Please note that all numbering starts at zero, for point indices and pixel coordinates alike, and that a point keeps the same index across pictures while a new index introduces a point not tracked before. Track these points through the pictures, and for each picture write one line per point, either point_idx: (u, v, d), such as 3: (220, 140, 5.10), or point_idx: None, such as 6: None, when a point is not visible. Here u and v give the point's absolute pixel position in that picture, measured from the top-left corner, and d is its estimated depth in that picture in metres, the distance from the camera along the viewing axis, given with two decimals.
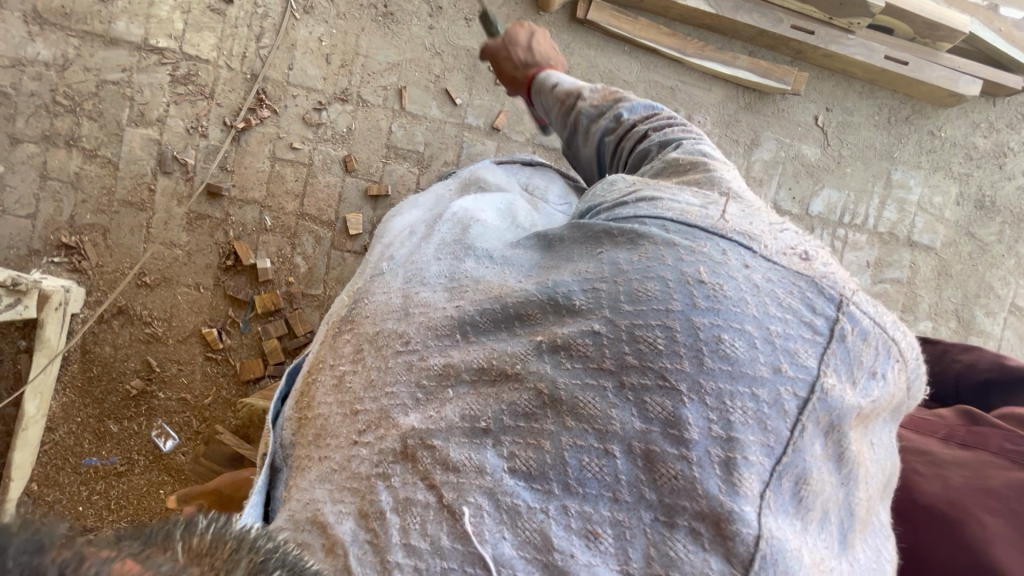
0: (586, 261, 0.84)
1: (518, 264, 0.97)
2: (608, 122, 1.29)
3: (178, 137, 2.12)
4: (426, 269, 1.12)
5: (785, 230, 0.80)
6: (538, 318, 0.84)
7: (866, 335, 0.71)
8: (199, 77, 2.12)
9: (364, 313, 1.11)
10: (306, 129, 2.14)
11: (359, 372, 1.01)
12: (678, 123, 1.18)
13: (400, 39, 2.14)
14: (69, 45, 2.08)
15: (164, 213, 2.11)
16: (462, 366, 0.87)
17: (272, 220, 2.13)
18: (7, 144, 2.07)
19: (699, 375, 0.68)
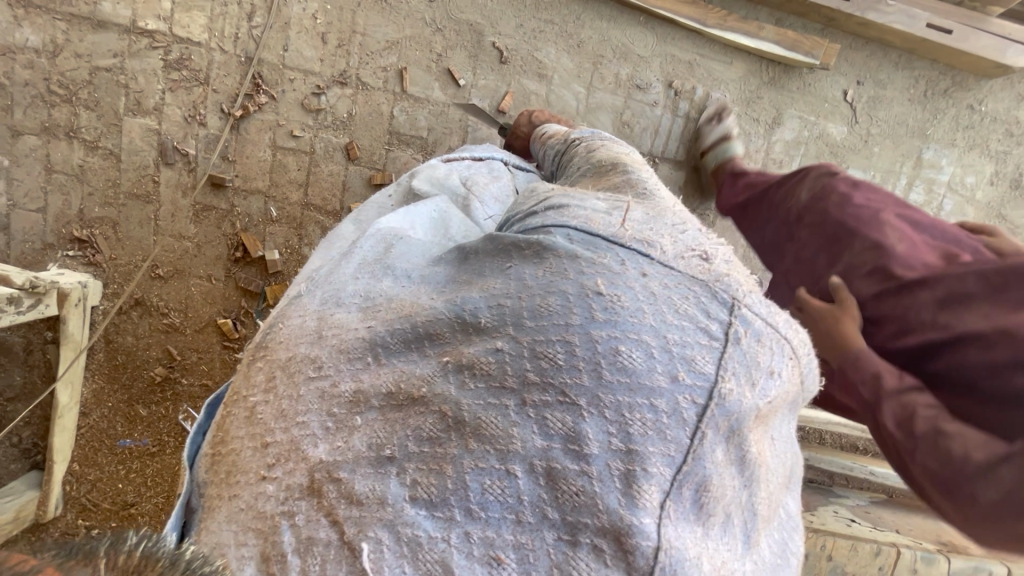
0: (494, 277, 0.78)
1: (434, 282, 0.87)
2: (557, 145, 1.44)
3: (176, 126, 2.07)
4: (341, 279, 0.95)
5: (685, 231, 0.77)
6: (446, 337, 0.76)
7: (758, 336, 0.67)
8: (192, 61, 2.03)
9: (272, 338, 0.91)
10: (303, 113, 2.06)
11: (269, 401, 0.84)
12: (612, 141, 1.28)
13: (398, 14, 2.01)
14: (58, 29, 1.99)
15: (170, 205, 2.11)
16: (371, 392, 0.77)
17: (280, 211, 2.12)
18: (8, 137, 2.04)
19: (598, 389, 0.64)
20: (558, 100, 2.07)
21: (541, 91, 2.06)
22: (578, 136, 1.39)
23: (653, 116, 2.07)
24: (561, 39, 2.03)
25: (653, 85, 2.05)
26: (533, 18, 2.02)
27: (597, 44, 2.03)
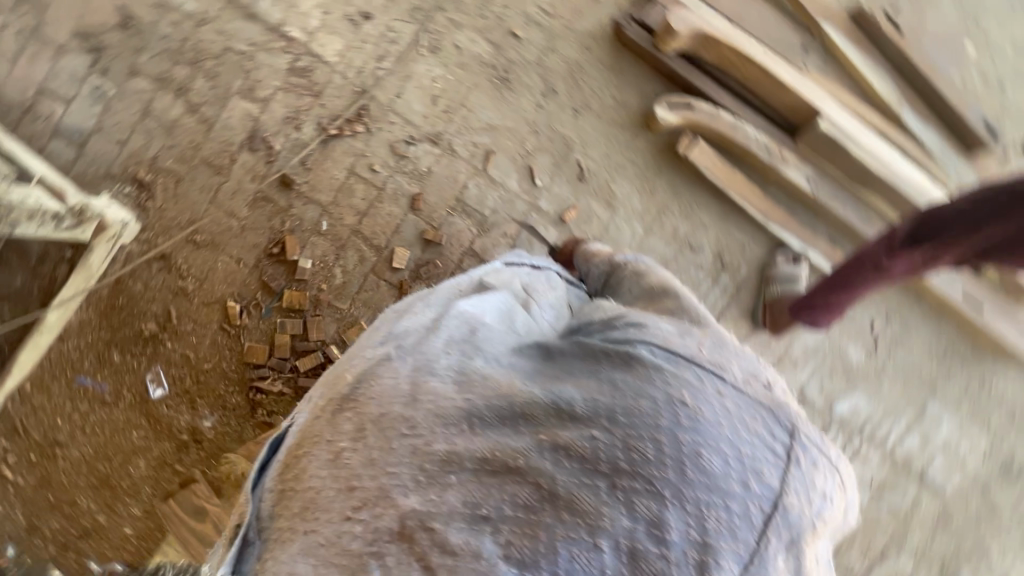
0: (584, 376, 0.86)
1: (523, 368, 0.92)
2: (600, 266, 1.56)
3: (274, 121, 2.21)
4: (430, 349, 0.95)
5: (748, 358, 0.88)
6: (540, 418, 0.82)
7: (814, 461, 0.77)
8: (314, 74, 2.21)
9: (346, 381, 0.97)
10: (389, 152, 2.21)
11: (345, 441, 0.89)
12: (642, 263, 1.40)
13: (507, 106, 2.20)
14: (214, 6, 2.21)
15: (236, 184, 2.21)
16: (465, 455, 0.81)
17: (330, 228, 2.21)
18: (125, 74, 2.19)
19: (680, 484, 0.73)
20: (615, 230, 2.19)
21: (603, 217, 2.19)
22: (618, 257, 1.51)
23: (695, 277, 2.18)
24: (638, 181, 2.20)
25: (703, 249, 2.19)
26: (620, 154, 2.21)
27: (666, 197, 2.19)
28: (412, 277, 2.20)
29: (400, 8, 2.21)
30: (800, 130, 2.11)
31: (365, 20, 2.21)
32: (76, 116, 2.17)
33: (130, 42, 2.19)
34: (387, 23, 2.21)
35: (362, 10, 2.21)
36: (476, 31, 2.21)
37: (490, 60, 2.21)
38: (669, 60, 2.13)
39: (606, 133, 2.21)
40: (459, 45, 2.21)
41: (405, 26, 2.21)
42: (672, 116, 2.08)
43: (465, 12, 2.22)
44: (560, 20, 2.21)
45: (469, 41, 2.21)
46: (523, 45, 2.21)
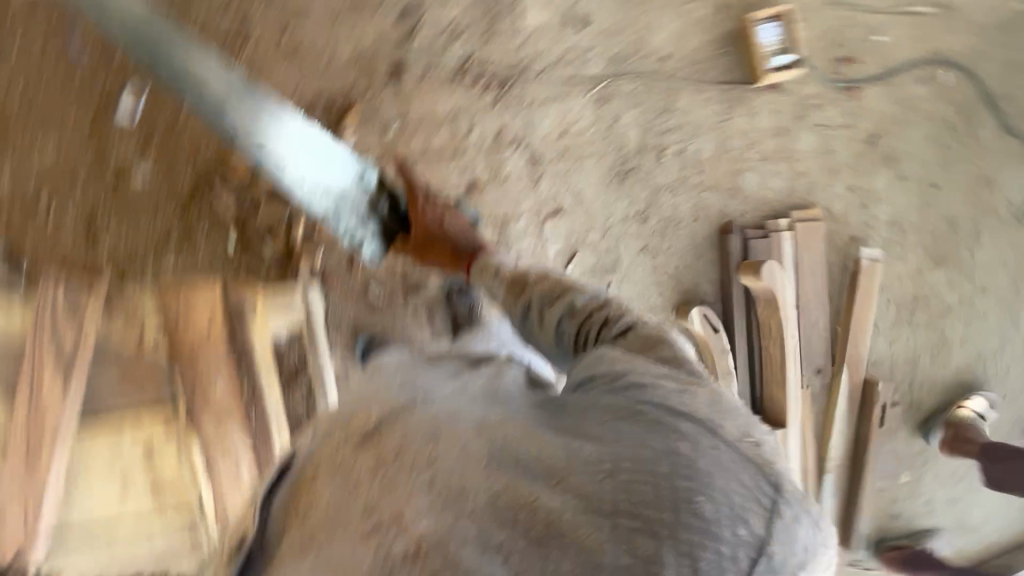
0: (598, 428, 0.84)
1: (546, 418, 0.90)
2: (559, 306, 1.27)
3: (435, 16, 2.03)
4: (456, 403, 0.95)
5: (734, 410, 0.86)
6: (555, 459, 0.79)
7: (796, 513, 0.75)
8: (501, 19, 2.09)
9: (337, 410, 1.02)
10: (493, 132, 2.13)
11: (347, 452, 0.86)
12: (625, 311, 1.21)
13: (606, 195, 2.24)
14: None
15: (355, 25, 1.97)
16: (481, 486, 0.75)
17: (390, 135, 2.04)
18: None
19: (675, 521, 0.70)
20: None
21: None
22: (585, 297, 1.27)
23: None
24: None
25: None
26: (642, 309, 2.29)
27: None
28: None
29: (609, 44, 2.15)
30: (764, 419, 2.28)
31: (579, 23, 2.12)
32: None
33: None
34: (587, 46, 2.14)
35: (584, 15, 2.13)
36: (638, 121, 2.21)
37: (626, 150, 2.22)
38: (736, 283, 2.28)
39: (648, 287, 2.29)
40: (619, 118, 2.20)
41: (598, 61, 2.15)
42: (696, 327, 2.19)
43: (648, 98, 2.20)
44: (697, 178, 2.28)
45: (627, 122, 2.21)
46: (659, 166, 2.25)
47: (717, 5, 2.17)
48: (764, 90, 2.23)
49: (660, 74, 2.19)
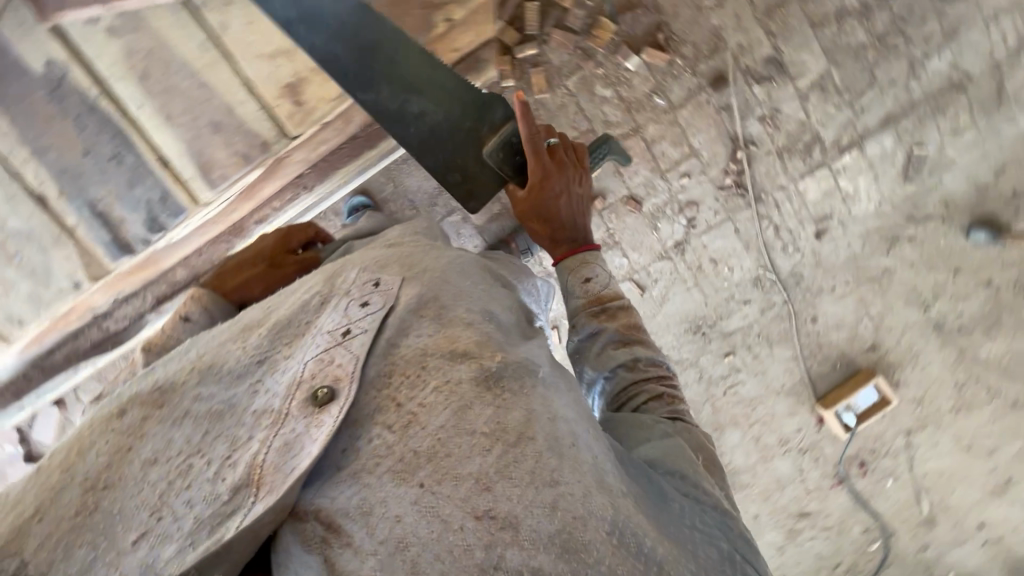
0: (671, 524, 1.09)
1: (635, 489, 1.11)
2: (628, 360, 1.46)
3: (774, 105, 2.10)
4: (561, 428, 1.09)
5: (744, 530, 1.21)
6: (657, 551, 1.01)
7: None
8: (791, 164, 2.17)
9: (434, 308, 1.24)
10: (690, 199, 2.19)
11: (465, 382, 1.10)
12: (671, 386, 1.46)
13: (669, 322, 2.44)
14: (913, 100, 2.09)
15: (740, 28, 2.01)
16: (587, 532, 0.98)
17: (649, 104, 2.09)
18: None
19: None
20: None
21: None
22: (649, 363, 1.48)
23: None
24: None
25: None
26: None
27: None
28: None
29: (807, 265, 2.28)
30: None
31: (815, 229, 2.24)
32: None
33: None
34: (799, 252, 2.26)
35: (824, 237, 2.25)
36: (748, 320, 2.37)
37: (716, 323, 2.40)
38: None
39: None
40: (744, 302, 2.34)
41: (788, 268, 2.28)
42: None
43: (772, 324, 2.36)
44: (718, 393, 2.55)
45: (744, 315, 2.37)
46: (716, 358, 2.48)
47: (874, 343, 2.36)
48: (815, 414, 2.47)
49: (798, 327, 2.35)
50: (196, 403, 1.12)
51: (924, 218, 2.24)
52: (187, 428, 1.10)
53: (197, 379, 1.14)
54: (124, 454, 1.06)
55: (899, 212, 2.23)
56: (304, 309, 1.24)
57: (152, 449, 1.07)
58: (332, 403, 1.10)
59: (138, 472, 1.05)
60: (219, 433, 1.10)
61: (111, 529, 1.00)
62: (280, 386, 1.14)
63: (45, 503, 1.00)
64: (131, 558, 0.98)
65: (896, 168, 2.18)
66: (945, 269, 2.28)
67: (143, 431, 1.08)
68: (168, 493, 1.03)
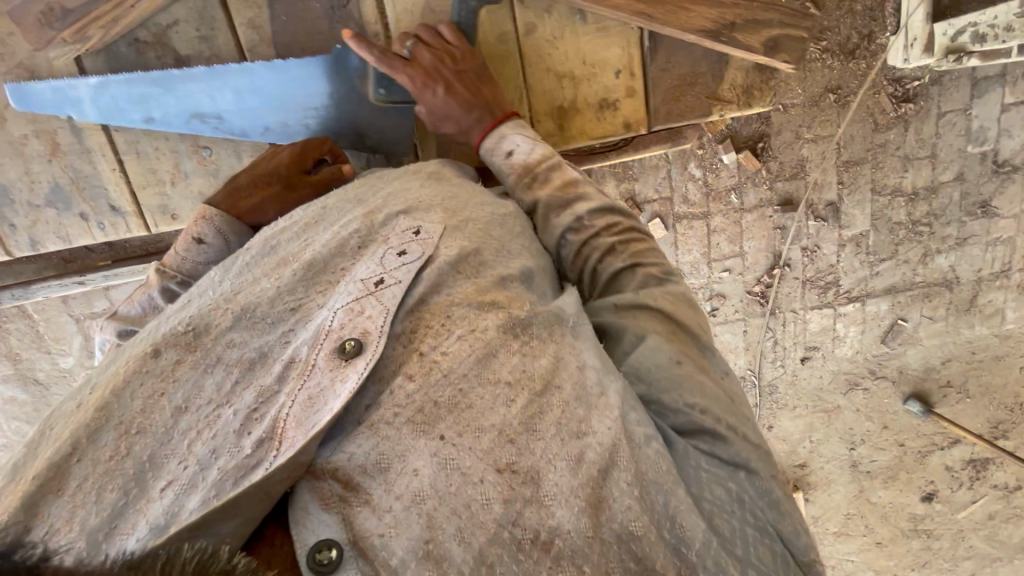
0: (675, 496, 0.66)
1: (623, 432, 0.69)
2: (578, 223, 0.95)
3: (823, 234, 1.94)
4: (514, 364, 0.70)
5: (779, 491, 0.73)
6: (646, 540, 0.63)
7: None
8: (814, 296, 2.01)
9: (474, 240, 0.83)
10: (720, 291, 2.01)
11: (493, 330, 0.71)
12: (640, 235, 0.95)
13: None
14: (943, 282, 2.01)
15: (822, 161, 1.84)
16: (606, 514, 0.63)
17: (725, 199, 1.88)
18: (989, 162, 1.86)
19: None
20: None
21: None
22: (606, 221, 0.95)
23: None
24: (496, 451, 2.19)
25: None
26: None
27: None
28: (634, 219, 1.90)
29: (783, 381, 2.15)
30: None
31: (802, 355, 2.10)
32: (993, 97, 1.79)
33: (971, 191, 1.90)
34: (777, 379, 2.15)
35: (805, 371, 2.14)
36: None
37: None
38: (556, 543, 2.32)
39: None
40: None
41: (766, 392, 2.17)
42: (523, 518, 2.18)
43: None
44: None
45: None
46: None
47: (805, 461, 2.29)
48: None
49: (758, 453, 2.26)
50: (227, 350, 0.69)
51: (882, 376, 2.12)
52: (220, 374, 0.68)
53: (231, 321, 0.72)
54: (155, 402, 0.65)
55: (865, 366, 2.11)
56: (342, 253, 0.80)
57: (184, 395, 0.66)
58: (363, 355, 0.69)
59: (168, 421, 0.64)
60: (256, 368, 0.69)
61: (142, 480, 0.60)
62: (320, 321, 0.72)
63: (78, 444, 0.60)
64: (155, 509, 0.58)
65: (879, 330, 2.05)
66: (876, 421, 2.21)
67: (176, 377, 0.66)
68: (198, 439, 0.63)
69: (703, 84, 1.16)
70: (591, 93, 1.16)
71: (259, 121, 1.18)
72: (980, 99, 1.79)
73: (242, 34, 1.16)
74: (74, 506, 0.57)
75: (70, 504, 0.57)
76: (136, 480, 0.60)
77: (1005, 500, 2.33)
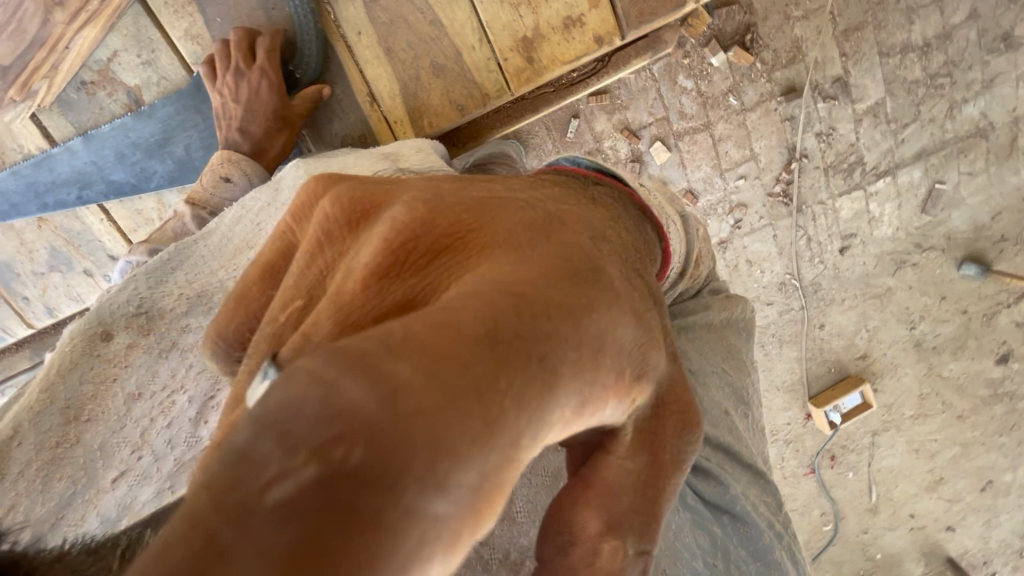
0: None
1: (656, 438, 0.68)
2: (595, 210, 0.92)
3: (838, 114, 1.81)
4: None
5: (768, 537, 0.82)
6: None
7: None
8: (840, 181, 1.90)
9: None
10: (740, 201, 1.91)
11: None
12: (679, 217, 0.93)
13: None
14: (975, 132, 1.86)
15: (820, 37, 1.71)
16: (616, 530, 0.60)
17: (723, 103, 1.77)
18: None
19: None
20: None
21: None
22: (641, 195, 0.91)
23: None
24: None
25: None
26: None
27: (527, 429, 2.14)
28: (633, 149, 1.82)
29: (826, 276, 2.04)
30: None
31: (840, 246, 1.99)
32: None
33: (988, 27, 1.73)
34: (821, 276, 2.04)
35: (848, 262, 2.02)
36: (767, 321, 2.12)
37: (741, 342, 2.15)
38: None
39: None
40: (766, 305, 2.09)
41: (812, 291, 2.06)
42: None
43: (799, 343, 2.14)
44: None
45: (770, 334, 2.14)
46: None
47: (865, 352, 2.15)
48: (803, 410, 2.24)
49: (817, 355, 2.16)
50: (182, 334, 0.88)
51: (929, 249, 2.01)
52: (175, 360, 0.87)
53: (186, 307, 0.89)
54: (109, 387, 0.84)
55: (909, 242, 2.00)
56: None
57: (137, 380, 0.85)
58: None
59: (122, 406, 0.84)
60: (202, 368, 0.85)
61: (91, 467, 0.81)
62: None
63: (21, 426, 0.78)
64: (107, 500, 0.80)
65: (916, 201, 1.95)
66: (932, 294, 2.07)
67: (127, 362, 0.86)
68: (150, 430, 0.84)
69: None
70: (554, 13, 1.08)
71: (146, 172, 1.18)
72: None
73: (182, 47, 1.14)
74: (19, 493, 0.76)
75: (14, 486, 0.76)
76: (84, 471, 0.80)
77: None
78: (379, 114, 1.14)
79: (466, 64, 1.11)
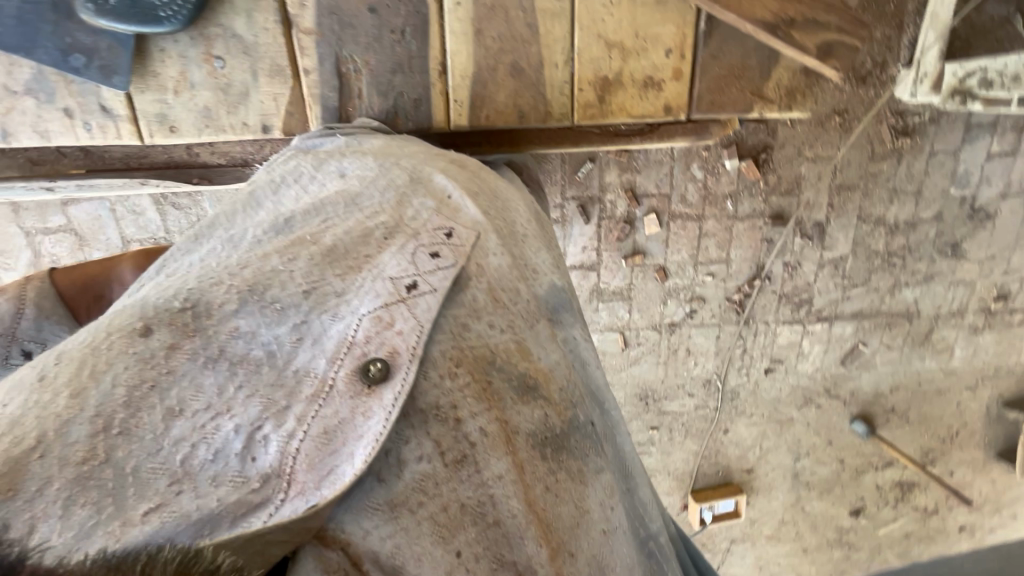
0: None
1: None
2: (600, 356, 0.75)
3: (808, 254, 1.97)
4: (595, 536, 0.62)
5: None
6: None
7: None
8: (789, 311, 2.05)
9: (511, 287, 0.68)
10: (701, 295, 2.02)
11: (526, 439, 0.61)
12: None
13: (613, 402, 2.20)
14: (907, 313, 2.07)
15: (818, 183, 1.86)
16: None
17: (721, 204, 1.88)
18: (967, 205, 1.92)
19: None
20: None
21: None
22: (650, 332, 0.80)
23: None
24: None
25: None
26: None
27: None
28: (630, 211, 1.88)
29: (745, 389, 2.18)
30: None
31: (768, 366, 2.14)
32: (982, 143, 1.84)
33: (946, 231, 1.96)
34: (741, 388, 2.18)
35: (768, 383, 2.17)
36: (683, 411, 2.20)
37: (654, 422, 2.23)
38: None
39: None
40: (687, 394, 2.18)
41: (730, 398, 2.19)
42: None
43: (701, 440, 2.26)
44: None
45: (682, 423, 2.23)
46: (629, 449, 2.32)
47: (752, 466, 2.31)
48: (682, 500, 2.35)
49: (712, 454, 2.29)
50: (231, 341, 0.54)
51: (835, 396, 2.20)
52: (221, 376, 0.52)
53: (239, 300, 0.57)
54: (143, 397, 0.49)
55: (822, 384, 2.19)
56: (367, 242, 0.65)
57: (180, 394, 0.50)
58: (388, 381, 0.56)
59: (157, 427, 0.48)
60: (253, 388, 0.53)
61: (122, 497, 0.45)
62: (332, 350, 0.57)
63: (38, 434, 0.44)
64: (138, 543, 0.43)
65: (840, 352, 2.13)
66: (822, 437, 2.27)
67: (171, 368, 0.51)
68: (193, 459, 0.48)
69: (750, 79, 1.15)
70: (640, 69, 1.12)
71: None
72: (970, 144, 1.84)
73: None
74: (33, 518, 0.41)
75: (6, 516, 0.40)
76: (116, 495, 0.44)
77: (922, 521, 2.43)
78: (430, 84, 1.11)
79: (543, 79, 1.12)
